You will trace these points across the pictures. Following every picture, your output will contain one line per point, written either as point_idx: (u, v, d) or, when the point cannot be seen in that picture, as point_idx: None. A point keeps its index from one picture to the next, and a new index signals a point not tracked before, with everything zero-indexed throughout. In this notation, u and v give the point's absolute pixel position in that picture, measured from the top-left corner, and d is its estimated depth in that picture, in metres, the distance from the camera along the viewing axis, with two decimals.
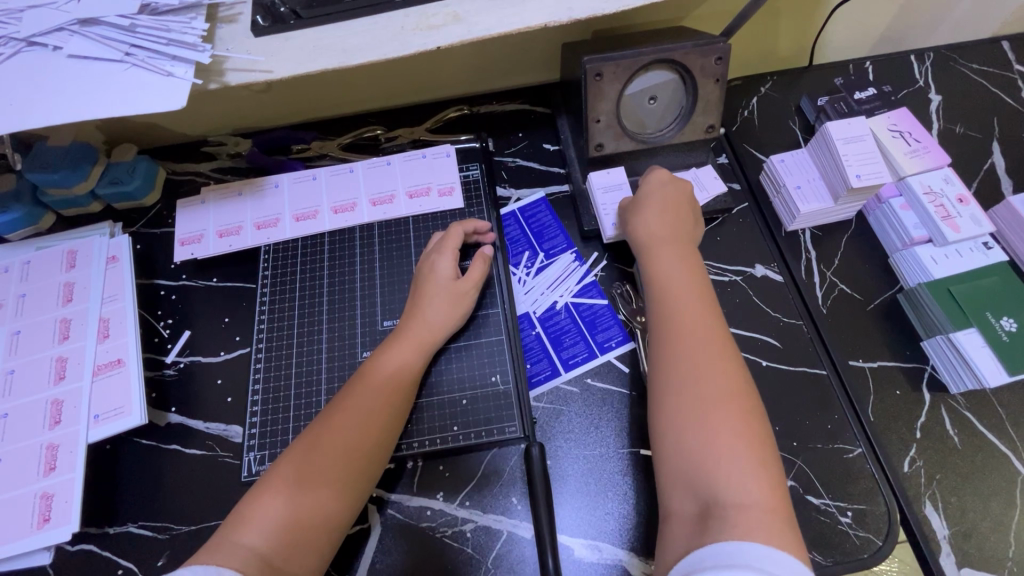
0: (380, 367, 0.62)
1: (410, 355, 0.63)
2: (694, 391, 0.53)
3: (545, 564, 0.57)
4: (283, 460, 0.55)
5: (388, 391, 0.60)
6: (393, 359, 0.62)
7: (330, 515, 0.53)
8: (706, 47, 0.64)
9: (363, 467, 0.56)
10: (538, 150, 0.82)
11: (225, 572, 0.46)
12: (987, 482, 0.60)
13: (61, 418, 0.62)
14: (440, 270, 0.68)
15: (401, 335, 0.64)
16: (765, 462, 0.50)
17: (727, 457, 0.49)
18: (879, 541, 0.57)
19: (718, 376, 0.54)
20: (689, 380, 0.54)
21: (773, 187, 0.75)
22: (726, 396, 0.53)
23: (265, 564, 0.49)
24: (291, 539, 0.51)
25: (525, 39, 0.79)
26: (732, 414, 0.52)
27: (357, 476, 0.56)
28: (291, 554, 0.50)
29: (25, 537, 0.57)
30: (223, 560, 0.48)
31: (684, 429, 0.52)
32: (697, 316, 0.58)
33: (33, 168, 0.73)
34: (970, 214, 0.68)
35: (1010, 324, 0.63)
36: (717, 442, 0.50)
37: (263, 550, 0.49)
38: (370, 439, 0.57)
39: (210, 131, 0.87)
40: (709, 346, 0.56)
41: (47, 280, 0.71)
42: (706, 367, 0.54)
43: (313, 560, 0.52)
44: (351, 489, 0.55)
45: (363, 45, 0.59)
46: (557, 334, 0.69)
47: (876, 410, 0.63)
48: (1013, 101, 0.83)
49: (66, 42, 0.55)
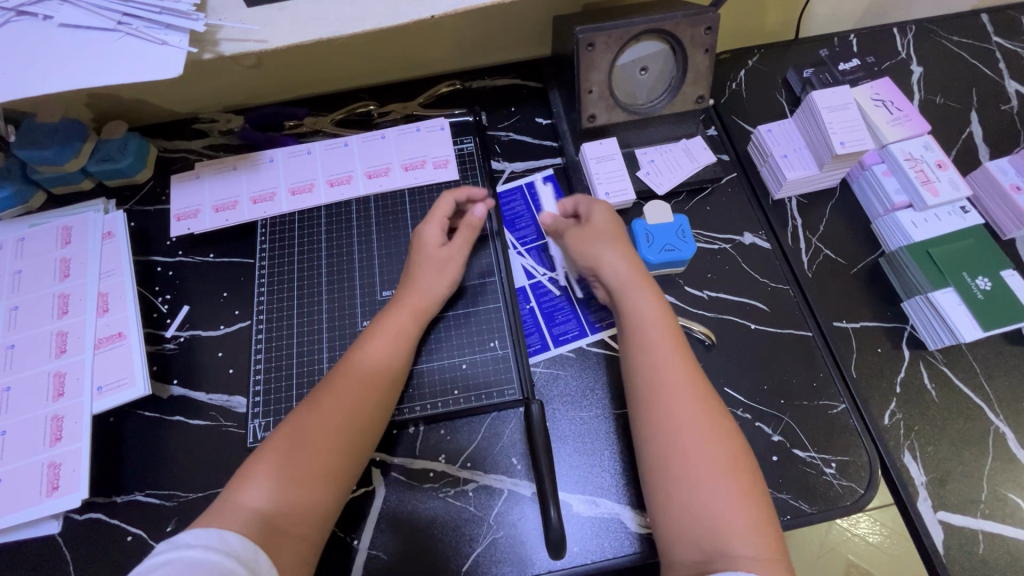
0: (375, 344, 0.62)
1: (404, 329, 0.64)
2: (674, 439, 0.53)
3: (548, 515, 0.57)
4: (262, 450, 0.55)
5: (383, 369, 0.61)
6: (383, 340, 0.62)
7: (327, 495, 0.54)
8: (695, 17, 0.65)
9: (358, 449, 0.57)
10: (530, 124, 0.83)
11: (227, 535, 0.46)
12: (963, 433, 0.63)
13: (64, 390, 0.63)
14: (428, 238, 0.69)
15: (384, 319, 0.64)
16: (750, 484, 0.51)
17: (718, 492, 0.50)
18: (861, 490, 0.60)
19: (694, 414, 0.54)
20: (671, 427, 0.54)
21: (760, 156, 0.77)
22: (706, 434, 0.53)
23: (268, 523, 0.50)
24: (289, 509, 0.51)
25: (516, 12, 0.80)
26: (715, 451, 0.52)
27: (352, 450, 0.56)
28: (293, 529, 0.51)
29: (34, 505, 0.58)
30: (227, 524, 0.48)
31: (676, 472, 0.52)
32: (671, 368, 0.57)
33: (21, 145, 0.72)
34: (948, 178, 0.71)
35: (985, 283, 0.66)
36: (706, 485, 0.51)
37: (267, 521, 0.50)
38: (366, 416, 0.58)
39: (200, 108, 0.87)
40: (692, 399, 0.55)
41: (43, 256, 0.71)
42: (691, 422, 0.54)
43: (311, 533, 0.52)
44: (343, 467, 0.56)
45: (358, 14, 0.59)
46: (551, 309, 0.70)
47: (859, 367, 0.66)
48: (991, 72, 0.85)
49: (56, 11, 0.55)
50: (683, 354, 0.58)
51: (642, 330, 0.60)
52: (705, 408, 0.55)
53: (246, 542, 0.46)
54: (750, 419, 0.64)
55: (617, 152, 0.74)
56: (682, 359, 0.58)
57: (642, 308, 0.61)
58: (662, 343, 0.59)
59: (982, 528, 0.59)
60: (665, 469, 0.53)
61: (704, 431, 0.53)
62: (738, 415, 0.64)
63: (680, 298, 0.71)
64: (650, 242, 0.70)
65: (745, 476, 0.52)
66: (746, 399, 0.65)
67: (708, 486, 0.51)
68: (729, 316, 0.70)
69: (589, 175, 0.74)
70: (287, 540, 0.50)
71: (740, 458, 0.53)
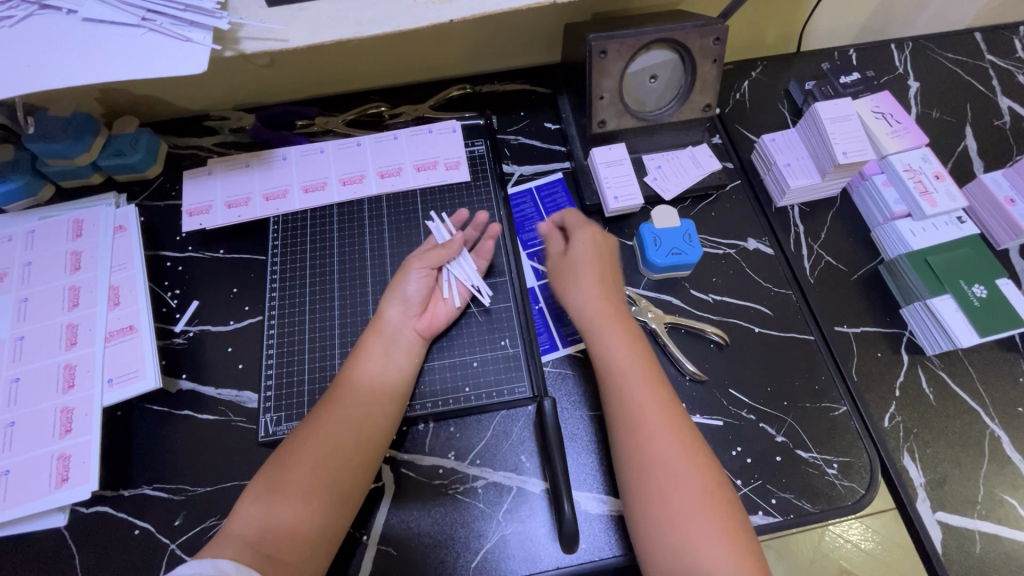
0: (359, 373, 0.62)
1: (384, 354, 0.63)
2: (648, 471, 0.54)
3: (563, 511, 0.56)
4: (258, 473, 0.56)
5: (366, 398, 0.60)
6: (372, 358, 0.63)
7: (319, 510, 0.54)
8: (705, 28, 0.67)
9: (350, 462, 0.57)
10: (539, 128, 0.85)
11: (219, 565, 0.46)
12: (959, 436, 0.65)
13: (75, 381, 0.63)
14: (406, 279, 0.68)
15: (366, 339, 0.64)
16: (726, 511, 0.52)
17: (690, 521, 0.51)
18: (862, 491, 0.62)
19: (671, 450, 0.54)
20: (652, 466, 0.54)
21: (764, 164, 0.79)
22: (683, 468, 0.53)
23: (257, 552, 0.49)
24: (276, 535, 0.51)
25: (527, 19, 0.82)
26: (694, 485, 0.52)
27: (336, 480, 0.55)
28: (286, 546, 0.51)
29: (44, 496, 0.58)
30: (218, 551, 0.49)
31: (652, 505, 0.52)
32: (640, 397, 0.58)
33: (34, 137, 0.73)
34: (945, 189, 0.73)
35: (981, 290, 0.68)
36: (684, 519, 0.51)
37: (259, 543, 0.50)
38: (349, 446, 0.57)
39: (211, 105, 0.87)
40: (662, 424, 0.56)
41: (54, 249, 0.71)
42: (659, 447, 0.54)
43: (311, 546, 0.52)
44: (340, 485, 0.56)
45: (377, 16, 0.60)
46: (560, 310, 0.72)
47: (859, 370, 0.68)
48: (984, 89, 0.88)
49: (81, 6, 0.56)
50: (657, 391, 0.58)
51: (619, 369, 0.60)
52: (682, 443, 0.55)
53: (239, 566, 0.47)
54: (754, 420, 0.65)
55: (625, 158, 0.76)
56: (658, 396, 0.58)
57: (613, 350, 0.61)
58: (635, 381, 0.59)
59: (978, 529, 0.61)
60: (642, 498, 0.53)
61: (681, 466, 0.53)
62: (742, 416, 0.65)
63: (686, 301, 0.72)
64: (658, 246, 0.72)
65: (718, 502, 0.52)
66: (750, 400, 0.66)
67: (685, 513, 0.51)
68: (734, 319, 0.71)
69: (598, 179, 0.75)
70: (282, 556, 0.50)
71: (716, 484, 0.53)
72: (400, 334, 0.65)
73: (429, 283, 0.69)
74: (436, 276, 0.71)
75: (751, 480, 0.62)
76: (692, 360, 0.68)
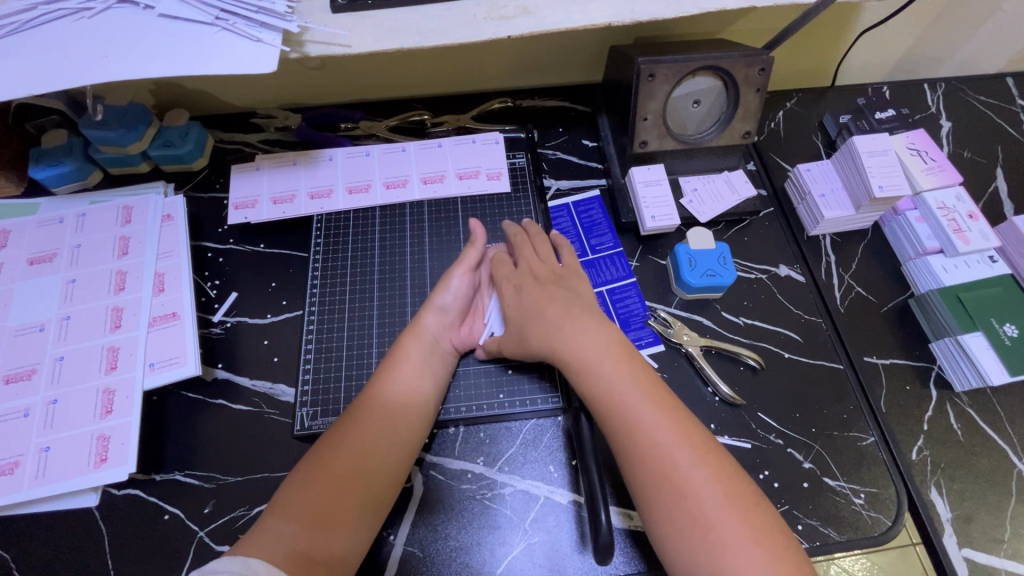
0: (394, 376, 0.62)
1: (419, 357, 0.64)
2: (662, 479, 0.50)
3: (599, 522, 0.56)
4: (292, 472, 0.55)
5: (394, 401, 0.60)
6: (409, 360, 0.63)
7: (351, 504, 0.53)
8: (750, 58, 0.68)
9: (382, 457, 0.57)
10: (577, 145, 0.87)
11: (251, 561, 0.46)
12: (986, 473, 0.65)
13: (118, 364, 0.65)
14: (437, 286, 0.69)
15: (403, 341, 0.65)
16: (769, 533, 0.48)
17: (733, 548, 0.46)
18: (888, 522, 0.62)
19: (689, 471, 0.50)
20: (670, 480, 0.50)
21: (798, 193, 0.81)
22: (711, 492, 0.49)
23: (294, 551, 0.49)
24: (312, 530, 0.51)
25: (572, 38, 0.84)
26: (721, 506, 0.48)
27: (365, 477, 0.55)
28: (320, 540, 0.50)
29: (83, 475, 0.59)
30: (253, 550, 0.48)
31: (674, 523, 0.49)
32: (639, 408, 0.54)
33: (90, 124, 0.74)
34: (978, 229, 0.74)
35: (1012, 329, 0.69)
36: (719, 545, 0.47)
37: (293, 541, 0.49)
38: (373, 446, 0.57)
39: (259, 103, 0.90)
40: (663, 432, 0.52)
41: (103, 233, 0.73)
42: (665, 455, 0.51)
43: (346, 539, 0.52)
44: (371, 483, 0.55)
45: (438, 28, 0.62)
46: (626, 316, 0.72)
47: (888, 402, 0.69)
48: (1015, 132, 0.90)
49: (158, 3, 0.58)
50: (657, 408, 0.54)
51: (611, 395, 0.55)
52: (698, 454, 0.51)
53: (269, 566, 0.47)
54: (781, 445, 0.66)
55: (663, 178, 0.78)
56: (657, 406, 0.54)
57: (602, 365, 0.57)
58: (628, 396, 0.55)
59: (1004, 567, 0.61)
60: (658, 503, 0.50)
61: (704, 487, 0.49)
62: (770, 440, 0.66)
63: (718, 323, 0.73)
64: (693, 266, 0.72)
65: (756, 522, 0.48)
66: (778, 424, 0.67)
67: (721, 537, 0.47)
68: (765, 343, 0.72)
69: (636, 198, 0.77)
70: (318, 555, 0.50)
71: (749, 501, 0.49)
72: (436, 341, 0.66)
73: (472, 288, 0.69)
74: (483, 293, 0.70)
75: (778, 504, 0.63)
76: (726, 382, 0.69)
